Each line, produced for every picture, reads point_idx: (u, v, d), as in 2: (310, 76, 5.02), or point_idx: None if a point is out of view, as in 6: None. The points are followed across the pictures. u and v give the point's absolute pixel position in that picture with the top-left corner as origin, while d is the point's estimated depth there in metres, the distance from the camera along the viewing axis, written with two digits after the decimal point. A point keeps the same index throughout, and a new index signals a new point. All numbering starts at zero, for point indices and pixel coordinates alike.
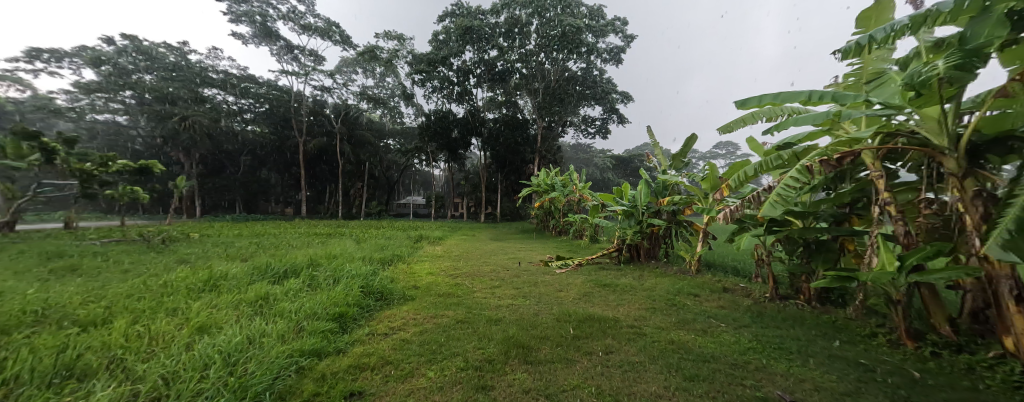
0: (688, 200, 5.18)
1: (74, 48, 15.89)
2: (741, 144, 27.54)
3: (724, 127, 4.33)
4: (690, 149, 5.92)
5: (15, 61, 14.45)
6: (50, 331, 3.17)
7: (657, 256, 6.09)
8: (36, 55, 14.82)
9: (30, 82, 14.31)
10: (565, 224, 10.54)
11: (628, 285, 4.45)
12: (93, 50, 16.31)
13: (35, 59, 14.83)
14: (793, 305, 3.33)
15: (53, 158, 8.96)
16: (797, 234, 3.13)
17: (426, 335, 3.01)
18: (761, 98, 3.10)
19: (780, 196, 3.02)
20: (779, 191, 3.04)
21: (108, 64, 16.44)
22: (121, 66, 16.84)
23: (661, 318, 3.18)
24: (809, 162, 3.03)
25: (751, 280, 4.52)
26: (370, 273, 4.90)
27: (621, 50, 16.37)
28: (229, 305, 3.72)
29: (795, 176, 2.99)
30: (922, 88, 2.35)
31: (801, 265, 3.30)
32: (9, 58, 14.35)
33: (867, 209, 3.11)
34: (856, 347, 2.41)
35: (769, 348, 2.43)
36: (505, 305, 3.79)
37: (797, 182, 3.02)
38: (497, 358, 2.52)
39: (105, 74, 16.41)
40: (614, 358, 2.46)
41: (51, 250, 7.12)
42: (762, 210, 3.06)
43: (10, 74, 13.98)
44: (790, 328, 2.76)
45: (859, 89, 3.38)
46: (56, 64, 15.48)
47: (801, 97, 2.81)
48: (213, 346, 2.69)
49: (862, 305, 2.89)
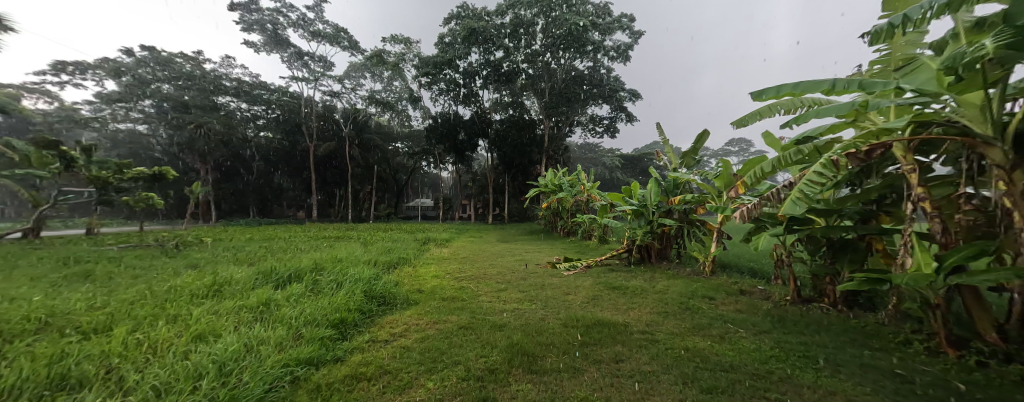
0: (702, 198, 4.97)
1: (97, 60, 16.18)
2: (753, 141, 26.94)
3: (739, 122, 4.14)
4: (702, 146, 5.73)
5: (41, 74, 14.81)
6: (51, 339, 3.10)
7: (668, 257, 5.89)
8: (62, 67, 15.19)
9: (56, 93, 14.63)
10: (574, 225, 10.36)
11: (638, 287, 4.28)
12: (114, 61, 16.43)
13: (60, 72, 15.16)
14: (817, 309, 3.14)
15: (72, 166, 9.05)
16: (821, 234, 2.95)
17: (427, 342, 2.89)
18: (779, 88, 2.90)
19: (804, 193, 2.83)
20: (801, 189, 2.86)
21: (128, 74, 16.58)
22: (141, 76, 16.83)
23: (674, 323, 3.01)
24: (835, 155, 2.82)
25: (769, 281, 4.32)
26: (375, 277, 4.82)
27: (629, 48, 16.13)
28: (230, 311, 3.63)
29: (820, 171, 2.80)
30: (964, 70, 2.17)
31: (824, 266, 3.11)
32: (35, 71, 14.70)
33: (895, 205, 2.91)
34: (889, 355, 2.23)
35: (793, 356, 2.26)
36: (510, 309, 3.66)
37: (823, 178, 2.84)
38: (499, 367, 2.39)
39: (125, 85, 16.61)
40: (625, 367, 2.30)
41: (67, 256, 7.18)
42: (783, 208, 2.90)
43: (37, 87, 14.31)
44: (815, 334, 2.58)
45: (889, 75, 3.18)
46: (80, 75, 15.82)
47: (825, 86, 2.63)
48: (209, 355, 2.60)
49: (895, 310, 2.70)
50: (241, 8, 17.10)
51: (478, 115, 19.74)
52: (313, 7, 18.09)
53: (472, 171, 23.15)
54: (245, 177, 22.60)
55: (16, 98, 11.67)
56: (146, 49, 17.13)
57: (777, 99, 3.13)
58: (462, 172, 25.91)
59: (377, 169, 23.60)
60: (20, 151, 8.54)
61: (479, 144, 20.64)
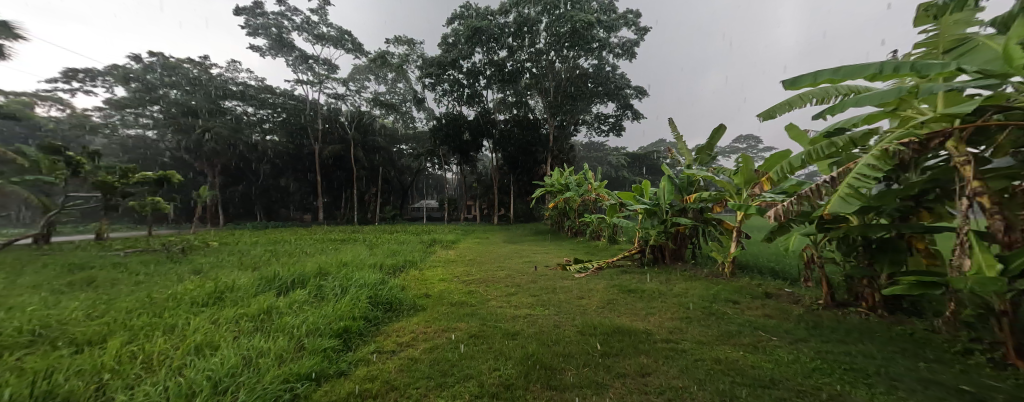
0: (719, 196, 4.75)
1: (106, 67, 16.23)
2: (762, 137, 26.42)
3: (764, 114, 3.93)
4: (717, 142, 5.52)
5: (53, 81, 14.88)
6: (42, 353, 2.94)
7: (683, 258, 5.69)
8: (73, 74, 15.26)
9: (69, 100, 14.69)
10: (581, 225, 10.19)
11: (655, 290, 4.08)
12: (123, 67, 16.51)
13: (71, 79, 15.21)
14: (854, 314, 2.95)
15: (79, 171, 8.97)
16: (858, 232, 2.77)
17: (436, 353, 2.71)
18: (817, 75, 2.67)
19: (854, 189, 2.60)
20: (851, 183, 2.61)
21: (136, 81, 16.77)
22: (149, 83, 16.96)
23: (700, 330, 2.83)
24: (884, 146, 2.59)
25: (796, 283, 4.11)
26: (380, 281, 4.65)
27: (635, 44, 15.86)
28: (229, 321, 3.47)
29: (867, 164, 2.59)
30: None
31: (862, 268, 2.92)
32: (47, 79, 14.77)
33: (939, 201, 2.70)
34: (949, 368, 2.06)
35: (839, 370, 2.11)
36: (522, 315, 3.46)
37: (875, 170, 2.58)
38: (515, 382, 2.20)
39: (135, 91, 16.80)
40: (653, 382, 2.12)
41: (73, 262, 7.08)
42: (830, 206, 2.61)
43: (49, 94, 14.36)
44: (859, 343, 2.41)
45: (937, 58, 2.95)
46: (90, 83, 15.88)
47: (871, 70, 2.48)
48: (204, 370, 2.43)
49: (953, 316, 2.48)
50: (247, 13, 17.03)
51: (482, 115, 19.57)
52: (317, 11, 18.00)
53: (477, 171, 22.99)
54: (251, 180, 22.61)
55: (28, 105, 11.74)
56: (154, 55, 17.09)
57: (811, 87, 2.92)
58: (466, 173, 25.73)
59: (382, 171, 23.53)
60: (29, 159, 8.46)
61: (484, 145, 20.48)
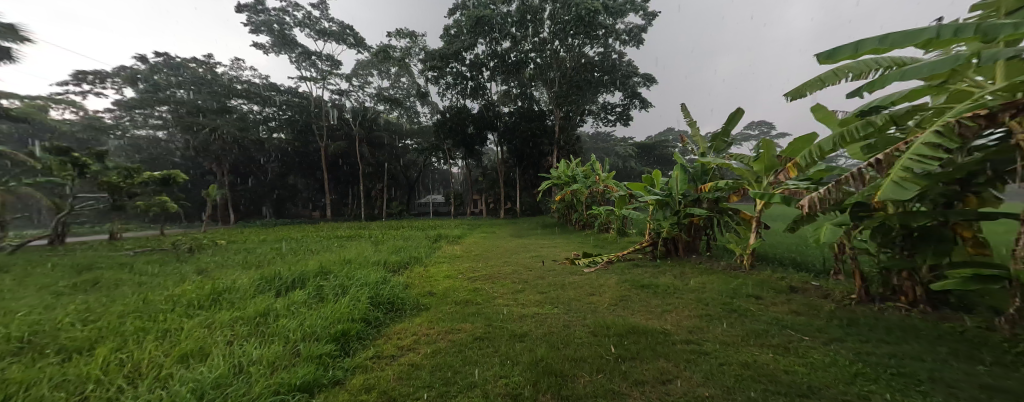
0: (736, 185, 4.51)
1: (114, 68, 16.21)
2: (775, 123, 25.68)
3: (791, 93, 3.67)
4: (733, 128, 5.26)
5: (63, 84, 14.91)
6: (29, 362, 2.79)
7: (697, 250, 5.47)
8: (83, 77, 15.27)
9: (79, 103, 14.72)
10: (589, 217, 9.97)
11: (670, 285, 3.87)
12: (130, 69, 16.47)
13: (81, 82, 15.28)
14: (891, 310, 2.75)
15: (86, 172, 8.90)
16: (899, 221, 2.56)
17: (438, 357, 2.53)
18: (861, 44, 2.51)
19: (908, 172, 2.35)
20: (905, 166, 2.37)
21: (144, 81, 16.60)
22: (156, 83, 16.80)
23: (722, 330, 2.62)
24: (939, 125, 2.36)
25: (821, 276, 3.89)
26: (383, 280, 4.47)
27: (642, 30, 15.43)
28: (224, 325, 3.31)
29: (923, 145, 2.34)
30: None
31: (901, 261, 2.70)
32: (58, 82, 14.82)
33: (989, 184, 2.50)
34: (1013, 371, 1.85)
35: (886, 375, 1.90)
36: (531, 314, 3.27)
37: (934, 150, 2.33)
38: (523, 392, 2.02)
39: (142, 92, 16.69)
40: (676, 391, 1.92)
41: (82, 263, 7.04)
42: (881, 192, 2.37)
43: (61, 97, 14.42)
44: (902, 342, 2.21)
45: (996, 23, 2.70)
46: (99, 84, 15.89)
47: (926, 35, 2.30)
48: (189, 383, 2.25)
49: (1019, 315, 2.27)
50: (248, 10, 16.89)
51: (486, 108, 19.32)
52: (317, 5, 17.75)
53: (482, 165, 22.73)
54: (259, 178, 22.65)
55: (39, 108, 11.83)
56: (160, 55, 17.01)
57: (852, 57, 2.70)
58: (472, 168, 25.48)
59: (387, 166, 23.41)
60: (41, 162, 8.45)
61: (488, 138, 20.28)
